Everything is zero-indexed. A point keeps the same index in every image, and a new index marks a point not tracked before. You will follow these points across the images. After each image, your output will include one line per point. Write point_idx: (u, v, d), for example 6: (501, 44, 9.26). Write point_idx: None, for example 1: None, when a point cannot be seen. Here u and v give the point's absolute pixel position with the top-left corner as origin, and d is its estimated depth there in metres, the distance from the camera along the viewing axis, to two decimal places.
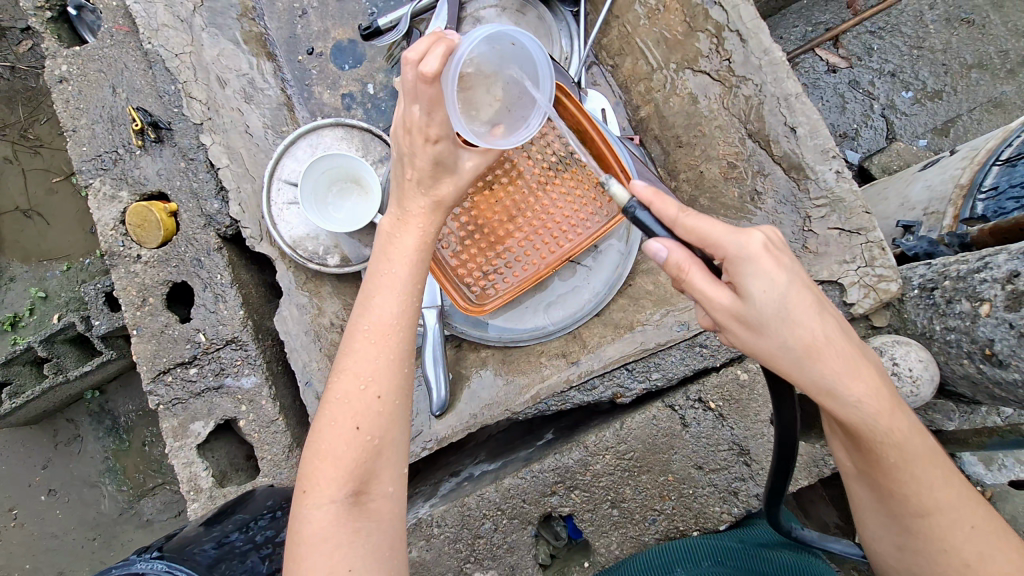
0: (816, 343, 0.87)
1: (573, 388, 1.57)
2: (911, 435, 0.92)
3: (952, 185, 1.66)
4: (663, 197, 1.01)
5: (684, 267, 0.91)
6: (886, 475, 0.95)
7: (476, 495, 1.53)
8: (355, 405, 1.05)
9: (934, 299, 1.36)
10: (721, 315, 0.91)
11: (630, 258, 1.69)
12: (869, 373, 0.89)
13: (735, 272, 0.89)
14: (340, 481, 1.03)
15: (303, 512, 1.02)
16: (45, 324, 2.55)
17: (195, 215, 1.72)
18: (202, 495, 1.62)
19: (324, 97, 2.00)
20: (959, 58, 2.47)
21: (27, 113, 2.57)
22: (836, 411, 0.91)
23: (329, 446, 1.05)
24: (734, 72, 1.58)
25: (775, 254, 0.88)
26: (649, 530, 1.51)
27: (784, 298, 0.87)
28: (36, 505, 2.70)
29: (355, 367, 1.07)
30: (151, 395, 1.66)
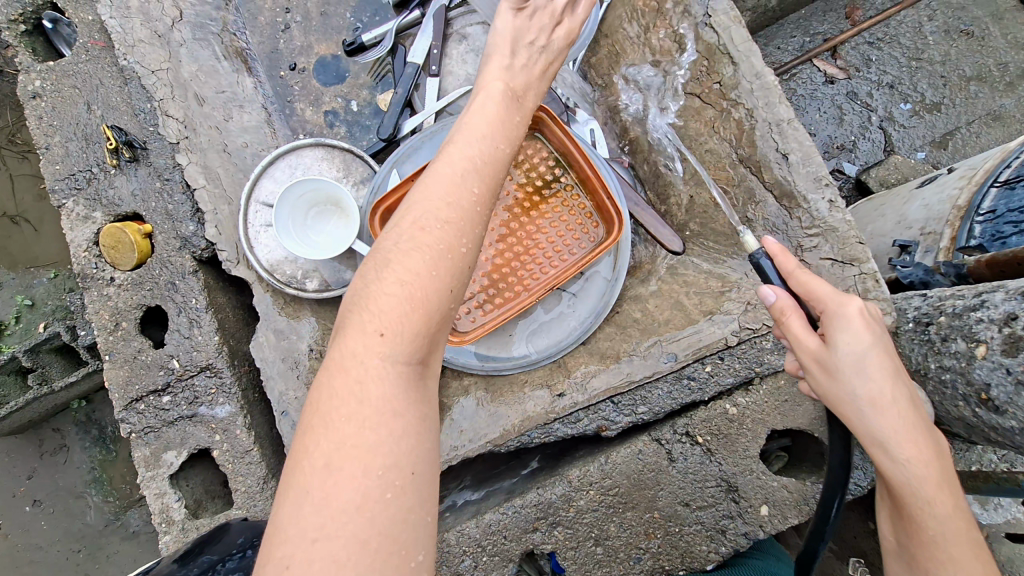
0: (882, 399, 0.99)
1: (557, 421, 1.52)
2: (954, 515, 0.99)
3: (950, 206, 1.62)
4: (787, 253, 1.10)
5: (786, 313, 1.06)
6: (921, 543, 1.02)
7: (456, 531, 1.49)
8: (435, 259, 0.93)
9: (929, 336, 1.31)
10: (804, 356, 1.05)
11: (618, 285, 1.64)
12: (924, 442, 0.99)
13: (828, 326, 1.03)
14: (418, 345, 0.91)
15: (368, 369, 0.87)
16: (30, 333, 2.42)
17: (170, 237, 1.67)
18: (174, 528, 1.57)
19: (306, 114, 1.95)
20: (959, 70, 2.43)
21: (15, 116, 2.51)
22: (882, 465, 1.02)
23: (396, 298, 0.90)
24: (725, 96, 1.53)
25: (869, 320, 1.01)
26: (634, 568, 1.46)
27: (865, 354, 1.00)
28: (20, 516, 2.64)
29: (441, 224, 0.95)
30: (123, 424, 1.62)
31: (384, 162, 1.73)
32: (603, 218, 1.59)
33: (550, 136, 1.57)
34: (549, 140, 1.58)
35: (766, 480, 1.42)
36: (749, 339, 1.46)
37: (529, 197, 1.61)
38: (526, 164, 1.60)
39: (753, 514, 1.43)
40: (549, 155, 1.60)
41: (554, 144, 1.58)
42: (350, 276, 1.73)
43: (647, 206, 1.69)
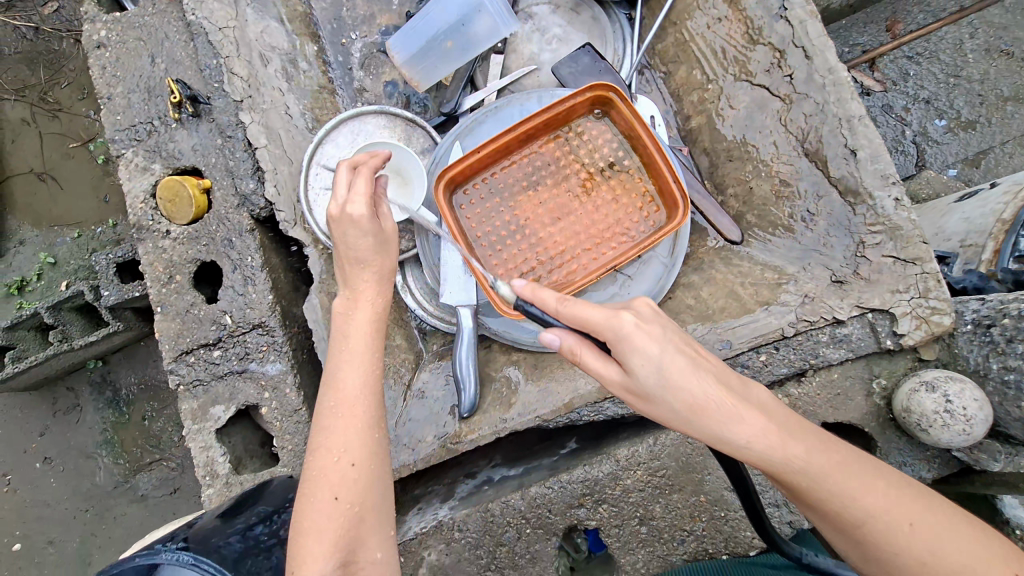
0: (697, 401, 0.98)
1: (609, 400, 1.53)
2: (813, 457, 0.98)
3: (994, 220, 1.60)
4: (539, 290, 1.16)
5: (576, 351, 1.09)
6: (810, 496, 0.99)
7: (500, 502, 1.50)
8: (331, 476, 1.15)
9: (991, 337, 1.34)
10: (617, 387, 1.07)
11: (673, 271, 1.66)
12: (751, 415, 0.99)
13: (615, 350, 1.03)
14: (329, 550, 1.08)
15: (299, 575, 1.05)
16: (51, 291, 2.50)
17: (229, 194, 1.67)
18: (217, 482, 1.58)
19: (366, 83, 1.94)
20: (996, 90, 2.39)
21: (48, 73, 2.52)
22: (738, 452, 1.00)
23: (313, 540, 1.09)
24: (796, 89, 1.54)
25: (645, 329, 1.01)
26: (677, 549, 1.48)
27: (661, 367, 0.99)
28: (31, 471, 2.65)
29: (327, 444, 1.18)
30: (172, 375, 1.62)
31: (447, 135, 1.72)
32: (664, 203, 1.59)
33: (617, 118, 1.58)
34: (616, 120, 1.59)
35: None
36: (806, 331, 1.48)
37: (588, 177, 1.62)
38: (589, 144, 1.61)
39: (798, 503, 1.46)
40: (614, 137, 1.61)
41: (620, 126, 1.59)
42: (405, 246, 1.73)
43: (708, 196, 1.70)
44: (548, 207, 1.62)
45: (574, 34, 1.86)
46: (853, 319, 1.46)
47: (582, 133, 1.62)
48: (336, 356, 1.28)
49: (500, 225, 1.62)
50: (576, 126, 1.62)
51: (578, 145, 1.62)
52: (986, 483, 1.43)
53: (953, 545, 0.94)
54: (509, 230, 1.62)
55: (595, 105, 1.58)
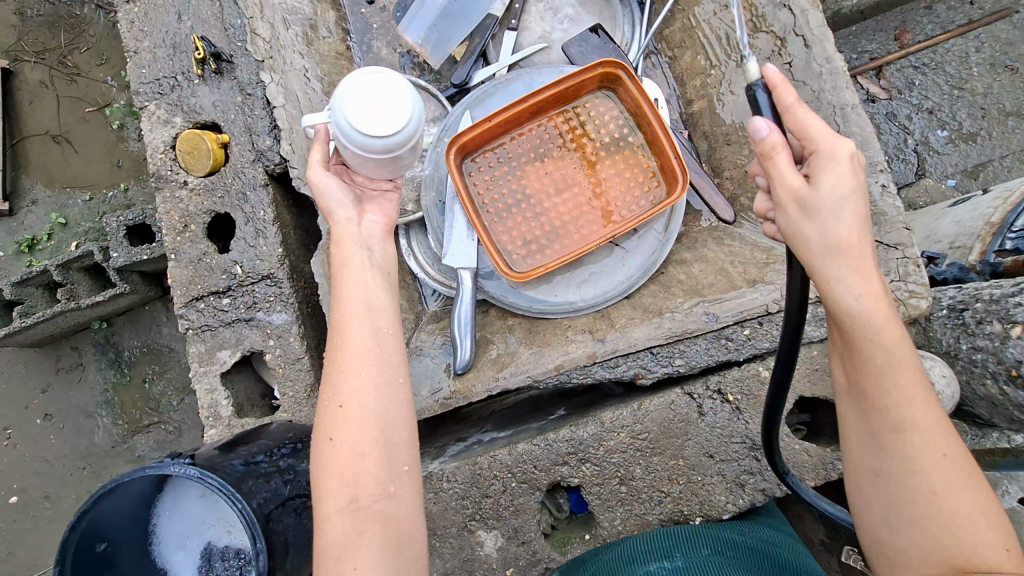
0: (846, 235, 1.04)
1: (597, 364, 1.59)
2: (902, 350, 1.04)
3: (983, 223, 1.69)
4: (788, 84, 1.07)
5: (775, 150, 1.05)
6: (869, 383, 1.05)
7: (488, 456, 1.57)
8: (330, 419, 1.13)
9: (963, 319, 1.39)
10: (785, 192, 1.06)
11: (667, 244, 1.74)
12: (875, 283, 1.05)
13: (817, 164, 1.05)
14: (345, 489, 1.08)
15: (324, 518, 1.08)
16: (60, 251, 2.57)
17: (245, 149, 1.74)
18: (220, 423, 1.66)
19: (382, 53, 2.00)
20: (998, 104, 2.44)
21: (70, 39, 2.60)
22: (834, 300, 1.06)
23: (329, 473, 1.09)
24: (794, 77, 1.61)
25: (855, 164, 1.04)
26: (653, 509, 1.55)
27: (844, 175, 1.03)
28: (32, 428, 2.67)
29: (330, 388, 1.16)
30: (182, 319, 1.70)
31: (457, 104, 1.79)
32: (665, 176, 1.66)
33: (624, 97, 1.66)
34: (625, 98, 1.66)
35: (790, 443, 1.51)
36: None
37: (596, 151, 1.69)
38: (598, 119, 1.69)
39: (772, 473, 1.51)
40: (621, 113, 1.69)
41: (628, 104, 1.67)
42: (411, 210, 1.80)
43: (702, 173, 1.79)
44: (556, 178, 1.70)
45: (585, 14, 1.93)
46: None
47: (592, 107, 1.69)
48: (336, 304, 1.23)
49: (510, 193, 1.70)
50: (590, 104, 1.69)
51: (590, 120, 1.69)
52: None
53: (962, 489, 0.99)
54: (517, 198, 1.70)
55: (604, 81, 1.65)
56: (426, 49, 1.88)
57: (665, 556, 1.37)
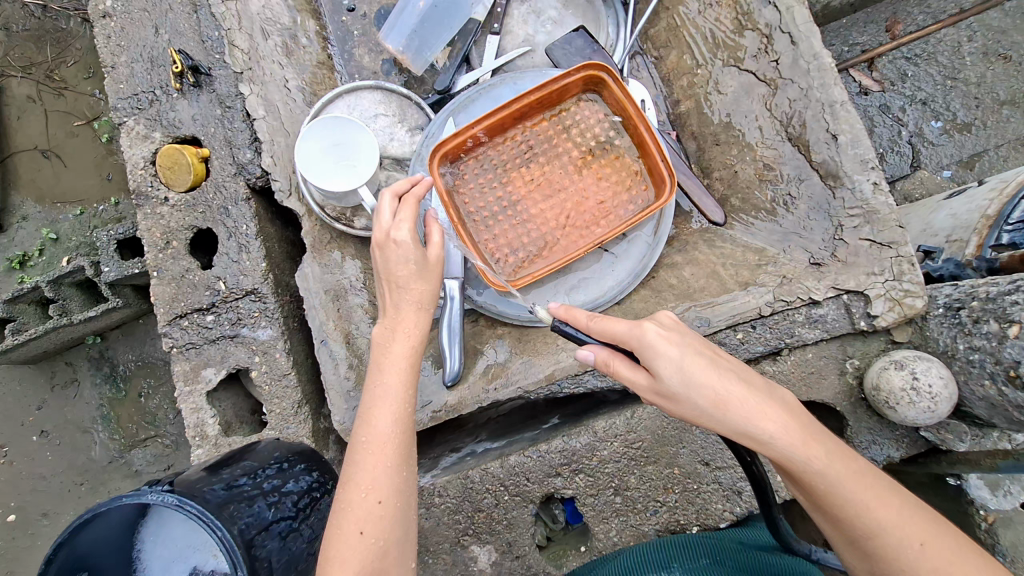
0: (725, 398, 0.98)
1: (588, 372, 1.57)
2: (829, 460, 0.96)
3: (979, 216, 1.66)
4: (571, 311, 1.19)
5: (610, 363, 1.08)
6: (824, 502, 0.96)
7: (480, 469, 1.54)
8: (357, 510, 1.11)
9: (960, 318, 1.37)
10: (644, 392, 1.06)
11: (656, 249, 1.71)
12: (774, 410, 0.97)
13: (645, 358, 1.02)
14: (360, 574, 1.06)
15: None
16: (51, 266, 2.54)
17: (226, 163, 1.71)
18: (207, 442, 1.64)
19: (364, 61, 1.96)
20: (992, 93, 2.41)
21: (56, 53, 2.57)
22: (762, 450, 0.99)
23: (345, 566, 1.06)
24: (780, 74, 1.58)
25: (668, 338, 1.01)
26: (649, 520, 1.52)
27: (683, 369, 0.99)
28: (28, 445, 2.65)
29: (356, 478, 1.14)
30: (166, 338, 1.67)
31: (441, 111, 1.76)
32: (652, 179, 1.63)
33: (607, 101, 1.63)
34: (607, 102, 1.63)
35: None
36: (782, 311, 1.51)
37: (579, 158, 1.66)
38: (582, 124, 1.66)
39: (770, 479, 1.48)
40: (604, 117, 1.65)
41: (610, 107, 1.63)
42: None
43: (694, 177, 1.74)
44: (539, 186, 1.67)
45: (569, 16, 1.90)
46: (829, 300, 1.49)
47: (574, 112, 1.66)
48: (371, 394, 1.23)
49: (495, 202, 1.66)
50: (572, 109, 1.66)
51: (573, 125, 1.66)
52: (951, 462, 1.48)
53: (954, 571, 0.91)
54: (501, 206, 1.66)
55: (587, 85, 1.62)
56: (408, 54, 1.85)
57: (663, 569, 1.30)
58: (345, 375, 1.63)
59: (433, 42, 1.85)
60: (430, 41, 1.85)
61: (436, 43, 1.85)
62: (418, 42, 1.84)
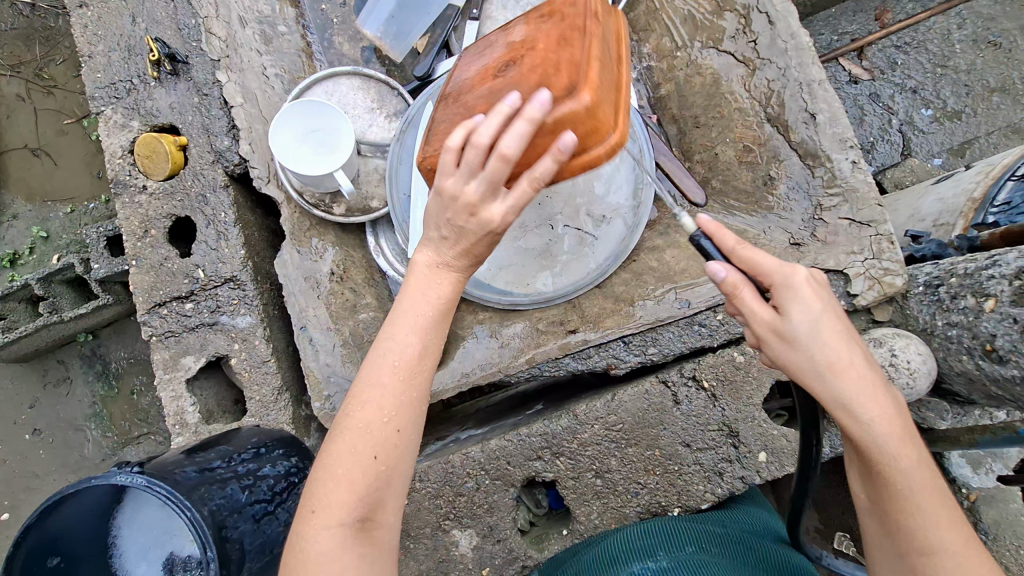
0: (838, 362, 0.93)
1: (568, 355, 1.57)
2: (917, 466, 0.92)
3: (965, 199, 1.66)
4: (723, 229, 1.02)
5: (738, 286, 0.97)
6: (894, 499, 0.93)
7: (460, 453, 1.53)
8: (369, 432, 0.99)
9: (938, 295, 1.36)
10: (761, 328, 0.97)
11: (635, 232, 1.66)
12: (884, 400, 0.93)
13: (780, 299, 0.96)
14: (353, 504, 0.96)
15: (303, 531, 0.93)
16: (42, 264, 2.53)
17: (204, 151, 1.70)
18: (186, 431, 1.63)
19: (344, 48, 1.94)
20: (983, 80, 2.39)
21: (45, 51, 2.56)
22: (852, 430, 0.93)
23: (342, 481, 0.96)
24: (759, 55, 1.58)
25: (815, 287, 0.95)
26: (631, 502, 1.51)
27: (820, 322, 0.93)
28: (20, 443, 2.63)
29: (375, 402, 1.01)
30: (145, 326, 1.66)
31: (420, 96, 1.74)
32: None
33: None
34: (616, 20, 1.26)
35: (766, 428, 1.46)
36: None
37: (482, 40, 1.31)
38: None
39: (750, 459, 1.47)
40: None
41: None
42: (376, 206, 1.74)
43: (673, 158, 1.75)
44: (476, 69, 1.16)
45: None
46: None
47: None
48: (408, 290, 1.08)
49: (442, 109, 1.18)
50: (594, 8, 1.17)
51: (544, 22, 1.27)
52: (932, 441, 1.42)
53: None
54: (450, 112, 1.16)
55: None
56: (382, 43, 1.86)
57: (647, 556, 1.28)
58: (325, 361, 1.63)
59: (407, 31, 1.85)
60: (403, 29, 1.85)
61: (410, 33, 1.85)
62: (392, 29, 1.85)
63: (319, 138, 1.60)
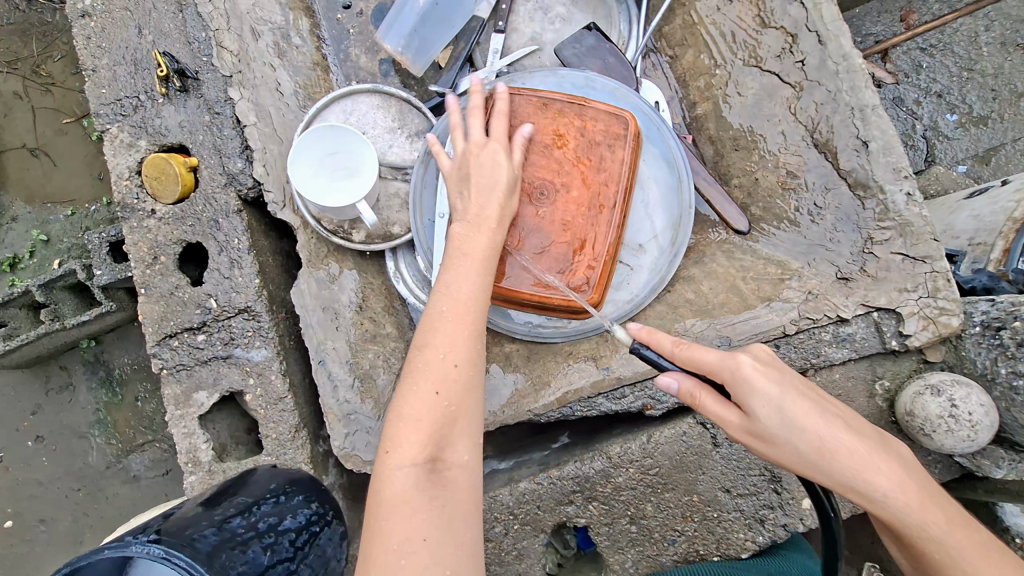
0: (828, 446, 0.93)
1: (602, 396, 1.50)
2: (949, 527, 0.91)
3: (1005, 218, 1.53)
4: (655, 333, 1.12)
5: (696, 395, 1.03)
6: (935, 567, 0.91)
7: (488, 496, 1.46)
8: (435, 370, 1.08)
9: (1000, 340, 1.30)
10: (735, 432, 1.00)
11: (673, 261, 1.57)
12: (889, 467, 0.92)
13: (738, 395, 0.98)
14: (420, 444, 1.03)
15: (386, 474, 1.01)
16: (44, 269, 2.44)
17: (216, 173, 1.61)
18: (200, 469, 1.55)
19: (361, 60, 1.84)
20: (1010, 84, 2.28)
21: (42, 48, 2.45)
22: (871, 509, 0.93)
23: (410, 429, 1.04)
24: (807, 76, 1.49)
25: (764, 372, 0.98)
26: (667, 550, 1.45)
27: (784, 409, 0.94)
28: (23, 451, 2.56)
29: (435, 341, 1.10)
30: (155, 359, 1.58)
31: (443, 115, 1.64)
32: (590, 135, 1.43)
33: (601, 116, 1.44)
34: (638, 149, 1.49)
35: None
36: (808, 329, 1.43)
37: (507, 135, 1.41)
38: (585, 142, 1.43)
39: (794, 507, 1.40)
40: (544, 97, 1.44)
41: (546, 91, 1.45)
42: (398, 232, 1.65)
43: (713, 181, 1.65)
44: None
45: (579, 13, 1.78)
46: (857, 318, 1.40)
47: (545, 103, 1.44)
48: (454, 256, 1.20)
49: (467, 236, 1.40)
50: (617, 155, 1.43)
51: (578, 143, 1.43)
52: (988, 491, 1.41)
53: None
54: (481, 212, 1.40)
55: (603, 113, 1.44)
56: (400, 54, 1.73)
57: None
58: (344, 398, 1.56)
59: (428, 46, 1.75)
60: (424, 44, 1.75)
61: (431, 47, 1.75)
62: (414, 43, 1.74)
63: (338, 159, 1.52)
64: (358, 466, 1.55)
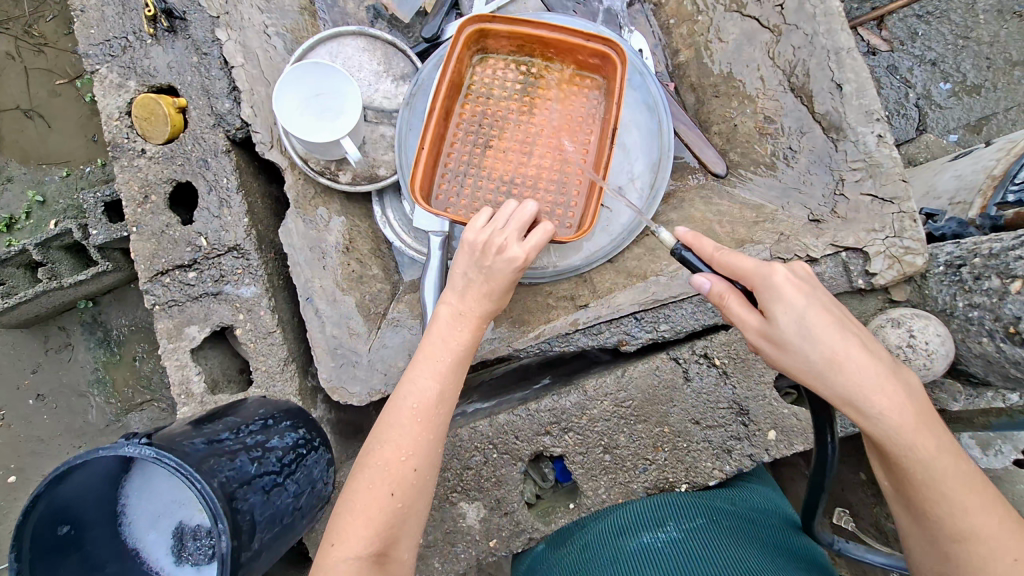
0: (838, 358, 0.96)
1: (579, 331, 1.54)
2: (938, 455, 0.97)
3: (985, 176, 1.59)
4: (699, 238, 1.12)
5: (724, 296, 1.05)
6: (918, 494, 1.00)
7: (469, 427, 1.53)
8: (390, 470, 1.11)
9: (960, 276, 1.34)
10: (750, 334, 1.03)
11: (653, 203, 1.60)
12: (893, 391, 0.96)
13: (764, 298, 1.00)
14: (366, 539, 1.07)
15: (353, 523, 1.08)
16: (39, 229, 2.46)
17: (205, 114, 1.64)
18: (192, 400, 1.61)
19: (349, 7, 1.84)
20: (1005, 53, 2.26)
21: (33, 6, 2.45)
22: (863, 425, 0.99)
23: (361, 522, 1.09)
24: (785, 20, 1.52)
25: (798, 285, 0.99)
26: (638, 478, 1.51)
27: (805, 318, 0.97)
28: (24, 408, 2.61)
29: (397, 440, 1.13)
30: (148, 295, 1.63)
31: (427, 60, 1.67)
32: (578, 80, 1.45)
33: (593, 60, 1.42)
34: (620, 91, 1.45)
35: (776, 406, 1.46)
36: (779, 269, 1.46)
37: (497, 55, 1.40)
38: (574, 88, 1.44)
39: (760, 437, 1.47)
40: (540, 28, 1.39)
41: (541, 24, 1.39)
42: (383, 174, 1.68)
43: (693, 128, 1.69)
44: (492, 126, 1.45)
45: None
46: (826, 257, 1.42)
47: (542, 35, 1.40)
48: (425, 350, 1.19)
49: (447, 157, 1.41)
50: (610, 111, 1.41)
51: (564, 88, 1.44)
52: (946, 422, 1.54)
53: None
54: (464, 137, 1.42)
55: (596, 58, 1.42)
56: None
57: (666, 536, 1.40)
58: (331, 332, 1.61)
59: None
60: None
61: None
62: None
63: (322, 100, 1.54)
64: (344, 399, 1.61)
